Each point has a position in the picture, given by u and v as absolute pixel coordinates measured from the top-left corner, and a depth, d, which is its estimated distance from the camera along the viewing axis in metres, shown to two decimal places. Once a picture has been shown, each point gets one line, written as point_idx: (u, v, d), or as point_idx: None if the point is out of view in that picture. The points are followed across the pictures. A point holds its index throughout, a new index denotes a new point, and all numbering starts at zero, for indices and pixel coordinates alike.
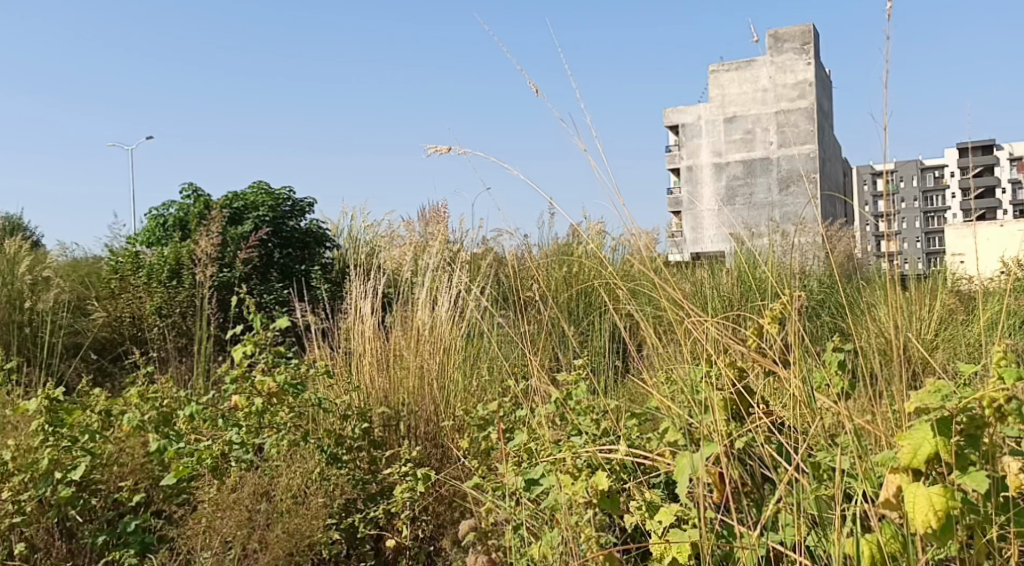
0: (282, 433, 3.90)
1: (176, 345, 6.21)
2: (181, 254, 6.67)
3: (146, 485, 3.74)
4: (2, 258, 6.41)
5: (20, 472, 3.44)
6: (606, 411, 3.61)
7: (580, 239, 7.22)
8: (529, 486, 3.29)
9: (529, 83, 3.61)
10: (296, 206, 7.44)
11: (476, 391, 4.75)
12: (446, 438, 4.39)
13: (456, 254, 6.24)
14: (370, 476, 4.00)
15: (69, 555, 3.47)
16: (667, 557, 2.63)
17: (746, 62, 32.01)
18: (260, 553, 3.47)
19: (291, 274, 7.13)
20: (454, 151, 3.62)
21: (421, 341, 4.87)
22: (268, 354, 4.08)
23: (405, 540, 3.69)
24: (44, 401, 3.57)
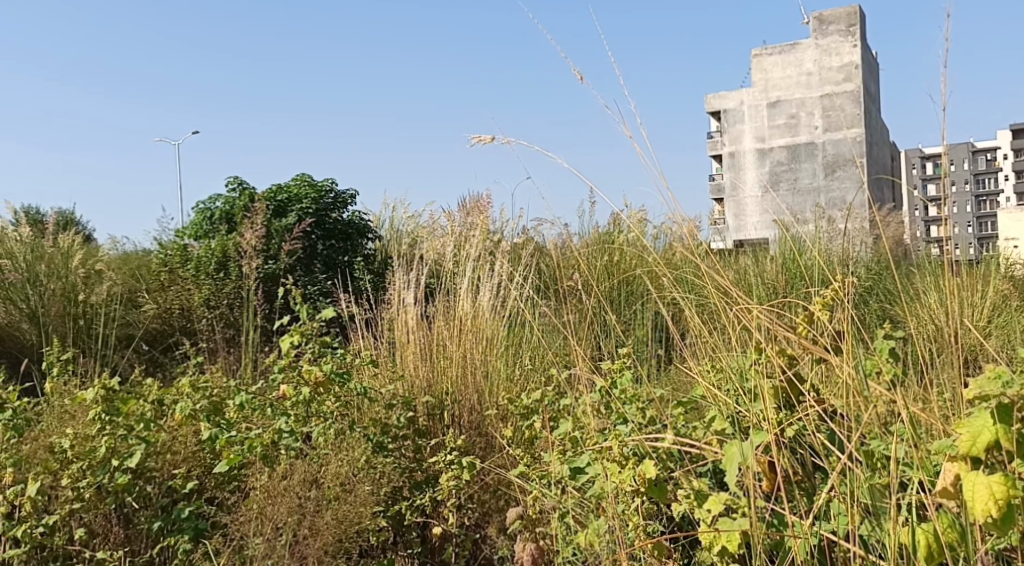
0: (329, 422, 3.95)
1: (224, 336, 6.31)
2: (227, 246, 6.74)
3: (199, 473, 3.81)
4: (56, 252, 6.56)
5: (79, 460, 3.52)
6: (651, 399, 3.61)
7: (622, 227, 7.20)
8: (575, 475, 3.31)
9: (573, 71, 3.60)
10: (337, 199, 7.46)
11: (519, 380, 4.76)
12: (491, 427, 4.41)
13: (498, 243, 6.25)
14: (415, 465, 4.03)
15: (125, 541, 3.57)
16: (716, 546, 2.62)
17: (790, 46, 31.58)
18: (310, 539, 3.52)
19: (334, 266, 7.18)
20: (497, 140, 3.63)
21: (464, 331, 4.89)
22: (314, 344, 4.12)
23: (451, 528, 3.72)
24: (100, 391, 3.65)
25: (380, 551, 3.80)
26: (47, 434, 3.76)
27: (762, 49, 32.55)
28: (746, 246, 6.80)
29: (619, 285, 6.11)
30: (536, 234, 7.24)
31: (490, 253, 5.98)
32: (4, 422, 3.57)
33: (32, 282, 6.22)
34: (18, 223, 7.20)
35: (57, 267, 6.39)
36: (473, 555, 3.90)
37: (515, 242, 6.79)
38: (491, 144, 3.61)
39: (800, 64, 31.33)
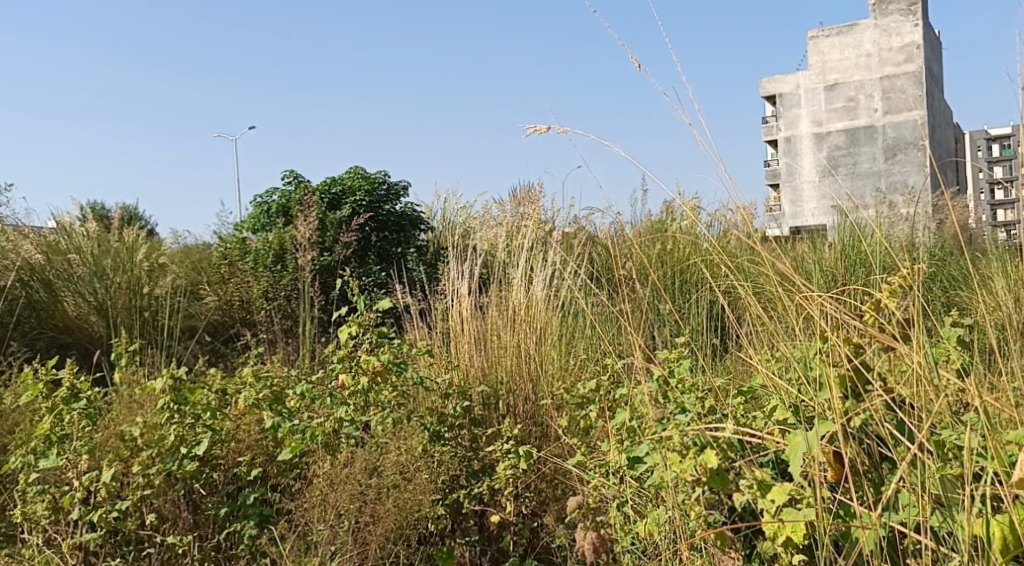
0: (386, 413, 4.00)
1: (282, 327, 6.42)
2: (284, 239, 6.82)
3: (262, 461, 3.90)
4: (121, 246, 6.73)
5: (149, 447, 3.61)
6: (708, 388, 3.59)
7: (676, 215, 7.14)
8: (634, 464, 3.28)
9: (632, 57, 3.56)
10: (391, 190, 7.48)
11: (573, 369, 4.76)
12: (546, 416, 4.42)
13: (552, 233, 6.24)
14: (471, 454, 4.02)
15: (193, 526, 3.65)
16: (780, 537, 2.62)
17: (849, 27, 30.97)
18: (370, 527, 3.61)
19: (388, 257, 7.24)
20: (554, 130, 3.63)
21: (518, 320, 4.88)
22: (372, 334, 4.16)
23: (510, 516, 3.74)
24: (168, 380, 3.70)
25: (438, 538, 3.82)
26: (118, 423, 3.87)
27: (819, 31, 31.99)
28: (803, 232, 6.71)
29: (674, 273, 6.05)
30: (589, 224, 7.21)
31: (543, 243, 5.98)
32: (79, 412, 3.67)
33: (99, 276, 6.42)
34: (84, 219, 7.39)
35: (122, 261, 6.56)
36: (532, 544, 3.91)
37: (567, 230, 6.75)
38: (548, 134, 3.62)
39: (858, 46, 30.74)
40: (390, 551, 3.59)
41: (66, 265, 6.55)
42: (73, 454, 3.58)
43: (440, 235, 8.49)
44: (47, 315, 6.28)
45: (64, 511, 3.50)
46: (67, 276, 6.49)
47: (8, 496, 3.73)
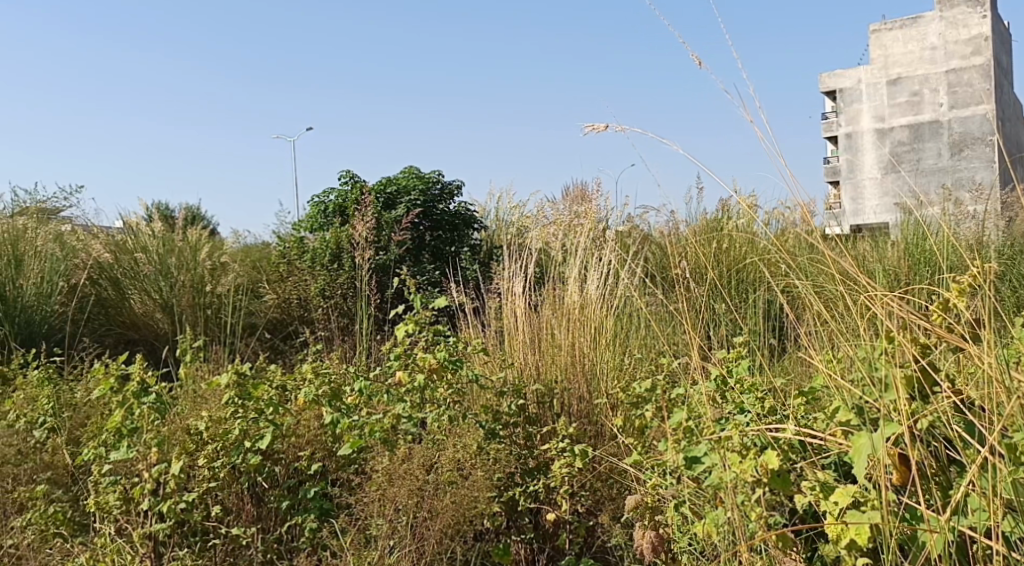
0: (443, 409, 4.00)
1: (339, 325, 6.50)
2: (341, 238, 6.76)
3: (321, 456, 3.97)
4: (185, 246, 6.89)
5: (214, 440, 3.70)
6: (767, 389, 3.55)
7: (732, 213, 7.07)
8: (692, 464, 3.23)
9: (692, 54, 3.52)
10: (444, 190, 7.50)
11: (628, 368, 4.74)
12: (602, 415, 4.42)
13: (607, 231, 6.20)
14: (526, 452, 4.03)
15: (257, 519, 3.79)
16: (844, 539, 2.59)
17: (912, 20, 30.34)
18: (430, 521, 3.65)
19: (442, 256, 7.28)
20: (611, 128, 3.63)
21: (573, 319, 4.87)
22: (428, 333, 4.19)
23: (565, 515, 3.75)
24: (233, 376, 3.79)
25: (493, 535, 3.83)
26: (184, 418, 3.97)
27: (882, 25, 31.39)
28: (864, 231, 6.60)
29: (731, 272, 5.99)
30: (643, 223, 7.15)
31: (598, 242, 5.96)
32: (149, 405, 3.72)
33: (164, 274, 6.57)
34: (150, 220, 7.57)
35: (186, 260, 6.71)
36: (587, 543, 3.93)
37: (622, 228, 6.67)
38: (606, 132, 3.61)
39: (923, 39, 30.07)
40: (447, 546, 3.65)
41: (133, 264, 6.72)
42: (143, 446, 3.66)
43: (493, 235, 8.51)
44: (116, 312, 6.50)
45: (133, 502, 3.58)
46: (134, 275, 6.66)
47: (81, 487, 3.85)
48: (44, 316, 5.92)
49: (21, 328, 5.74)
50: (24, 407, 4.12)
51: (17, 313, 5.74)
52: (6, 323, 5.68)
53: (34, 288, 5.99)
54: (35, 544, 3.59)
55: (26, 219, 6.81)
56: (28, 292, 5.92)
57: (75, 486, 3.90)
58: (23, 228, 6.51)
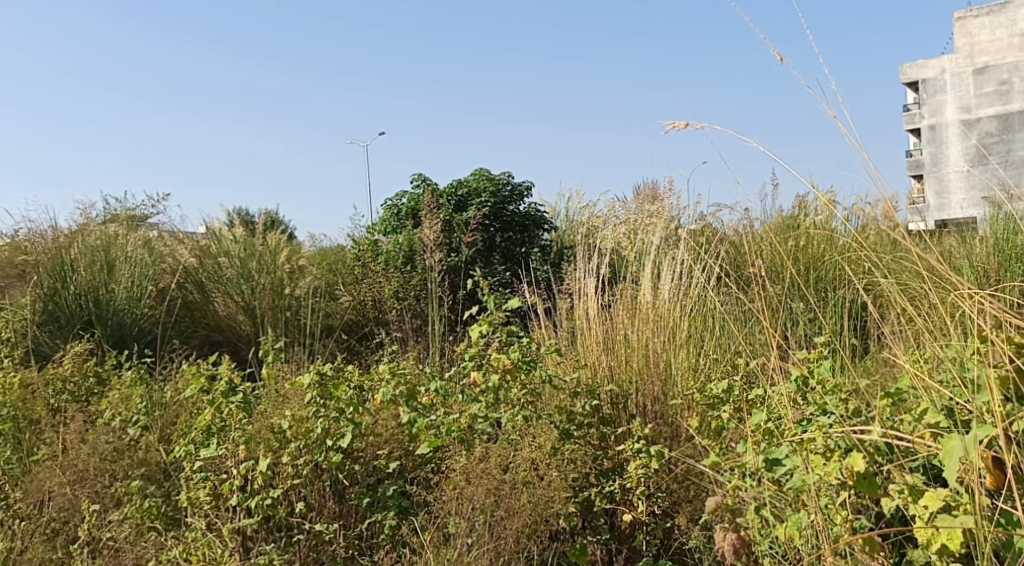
0: (517, 409, 4.00)
1: (413, 325, 6.58)
2: (413, 239, 6.96)
3: (399, 455, 4.02)
4: (266, 250, 7.05)
5: (297, 438, 3.80)
6: (851, 389, 3.46)
7: (809, 210, 6.94)
8: (773, 466, 3.22)
9: (774, 50, 3.49)
10: (514, 190, 7.51)
11: (703, 369, 4.68)
12: (677, 416, 4.39)
13: (681, 230, 6.12)
14: (600, 453, 4.01)
15: (338, 515, 3.84)
16: (935, 544, 2.53)
17: (999, 6, 29.36)
18: (507, 519, 3.68)
19: (512, 257, 7.27)
20: (691, 126, 3.60)
21: (646, 320, 4.81)
22: (502, 333, 4.19)
23: (640, 516, 3.74)
24: (315, 376, 3.87)
25: (569, 535, 3.83)
26: (268, 417, 4.02)
27: (967, 12, 30.54)
28: (951, 226, 6.41)
29: (809, 269, 5.86)
30: (717, 221, 7.05)
31: (672, 241, 5.90)
32: (236, 404, 3.85)
33: (246, 277, 6.77)
34: (232, 224, 7.77)
35: (266, 264, 6.87)
36: (665, 544, 3.90)
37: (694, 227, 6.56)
38: (686, 130, 3.58)
39: (1011, 26, 29.10)
40: (524, 545, 3.67)
41: (217, 267, 6.93)
42: (231, 443, 3.77)
43: (564, 235, 8.48)
44: (200, 315, 6.71)
45: (222, 498, 3.72)
46: (217, 278, 6.87)
47: (173, 483, 3.98)
48: (134, 319, 6.14)
49: (113, 331, 5.97)
50: (119, 407, 4.25)
51: (109, 315, 5.98)
52: (99, 327, 5.91)
53: (125, 291, 6.21)
54: (131, 536, 3.71)
55: (117, 226, 7.07)
56: (120, 296, 6.15)
57: (167, 481, 4.02)
58: (114, 234, 6.77)
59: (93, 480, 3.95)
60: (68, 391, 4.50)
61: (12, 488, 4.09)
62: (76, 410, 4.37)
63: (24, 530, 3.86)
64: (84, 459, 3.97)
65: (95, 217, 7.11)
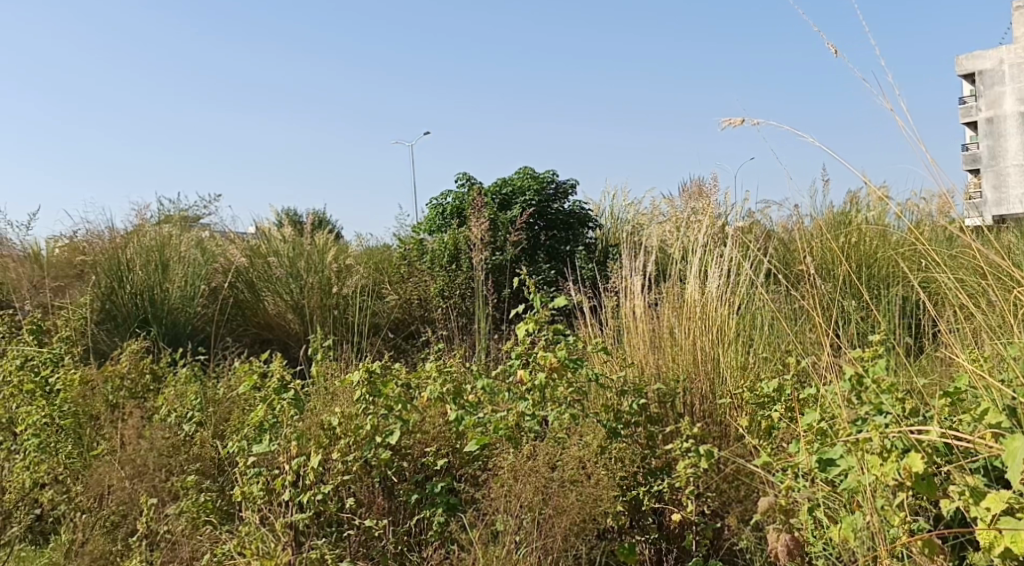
0: (564, 408, 3.99)
1: (459, 323, 6.60)
2: (458, 238, 6.88)
3: (446, 452, 4.03)
4: (314, 249, 7.12)
5: (347, 436, 3.82)
6: (907, 389, 3.39)
7: (860, 207, 6.82)
8: (826, 466, 3.19)
9: (829, 44, 3.46)
10: (559, 189, 7.49)
11: (752, 367, 4.63)
12: (726, 415, 4.35)
13: (728, 226, 6.01)
14: (648, 452, 3.98)
15: (388, 511, 3.88)
16: (998, 547, 2.48)
17: None
18: (557, 517, 3.67)
19: (557, 256, 7.25)
20: (746, 122, 3.56)
21: (692, 317, 4.72)
22: (548, 331, 4.13)
23: (690, 516, 3.68)
24: (364, 373, 3.88)
25: (616, 533, 3.81)
26: (318, 414, 4.09)
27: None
28: (1009, 222, 6.26)
29: (861, 266, 5.76)
30: (765, 218, 6.96)
31: (719, 238, 5.79)
32: (288, 400, 3.92)
33: (295, 277, 6.84)
34: (282, 225, 7.86)
35: (314, 263, 6.94)
36: (715, 545, 3.84)
37: (742, 225, 6.39)
38: (742, 126, 3.54)
39: None
40: (572, 544, 3.66)
41: (266, 267, 7.02)
42: (284, 440, 3.82)
43: (609, 233, 8.43)
44: (251, 313, 6.79)
45: (275, 493, 3.75)
46: (268, 277, 6.97)
47: (228, 478, 4.03)
48: (189, 318, 6.25)
49: (167, 329, 6.09)
50: (174, 404, 4.33)
51: (165, 315, 6.11)
52: (155, 325, 6.02)
53: (178, 291, 6.33)
54: (187, 530, 3.78)
55: (171, 227, 7.20)
56: (174, 295, 6.27)
57: (222, 476, 4.08)
58: (168, 235, 6.91)
59: (152, 474, 4.03)
60: (125, 388, 4.55)
61: (73, 482, 4.22)
62: (134, 406, 4.42)
63: (85, 523, 3.99)
64: (144, 454, 4.05)
65: (150, 218, 7.24)
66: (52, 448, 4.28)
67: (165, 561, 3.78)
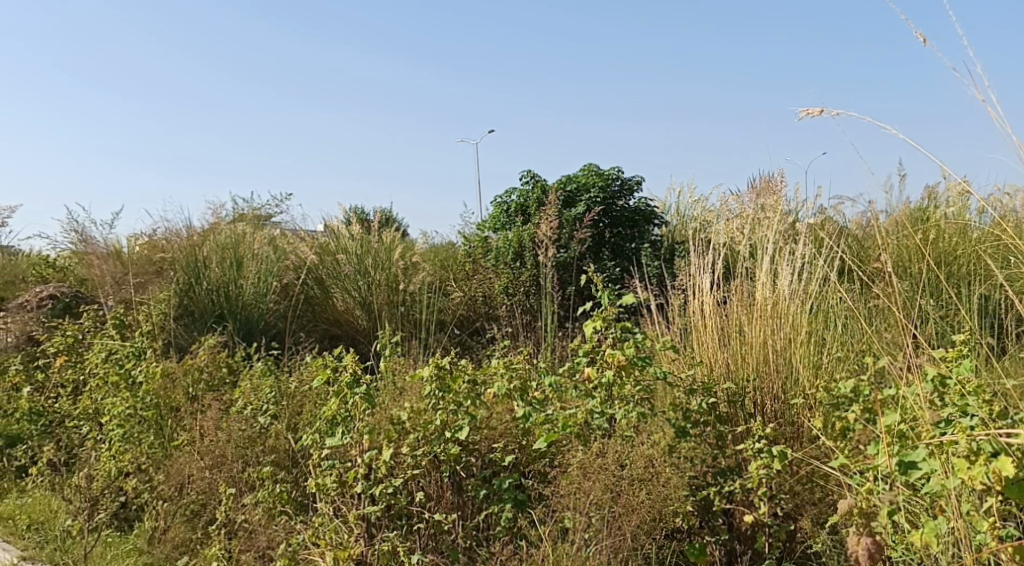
0: (631, 406, 3.91)
1: (523, 321, 6.61)
2: (523, 236, 6.84)
3: (514, 449, 4.01)
4: (381, 246, 7.18)
5: (416, 431, 3.86)
6: (994, 391, 3.28)
7: (938, 203, 6.63)
8: (908, 469, 3.12)
9: (917, 32, 3.26)
10: (625, 185, 7.38)
11: (825, 367, 4.52)
12: (799, 415, 4.28)
13: (800, 223, 5.89)
14: (718, 452, 3.88)
15: (456, 506, 3.89)
16: None
17: None
18: (626, 515, 3.66)
19: (622, 253, 7.20)
20: (827, 113, 3.41)
21: (764, 316, 4.57)
22: (616, 329, 4.04)
23: (763, 517, 3.58)
24: (434, 368, 3.90)
25: (686, 534, 3.76)
26: (387, 409, 4.13)
27: None
28: None
29: (940, 264, 5.60)
30: (838, 215, 6.79)
31: (790, 235, 5.66)
32: (360, 396, 3.92)
33: (363, 273, 6.90)
34: (350, 222, 7.94)
35: (382, 260, 6.98)
36: (789, 547, 3.78)
37: (814, 221, 6.22)
38: (821, 118, 3.40)
39: None
40: (642, 543, 3.65)
41: (335, 264, 7.05)
42: (356, 433, 3.87)
43: (675, 230, 8.33)
44: (321, 310, 6.94)
45: (348, 485, 3.80)
46: (336, 274, 7.01)
47: (302, 469, 4.09)
48: (261, 314, 6.41)
49: (242, 324, 6.28)
50: (250, 397, 4.40)
51: (239, 310, 6.30)
52: (229, 321, 6.22)
53: (252, 287, 6.47)
54: (263, 519, 3.88)
55: (245, 225, 7.34)
56: (247, 291, 6.43)
57: (296, 468, 4.14)
58: (242, 233, 7.04)
59: (230, 464, 4.12)
60: (205, 382, 4.67)
61: (155, 471, 4.32)
62: (212, 399, 4.53)
63: (167, 511, 4.14)
64: (221, 445, 4.15)
65: (225, 216, 7.40)
66: (135, 437, 4.43)
67: (241, 550, 3.85)
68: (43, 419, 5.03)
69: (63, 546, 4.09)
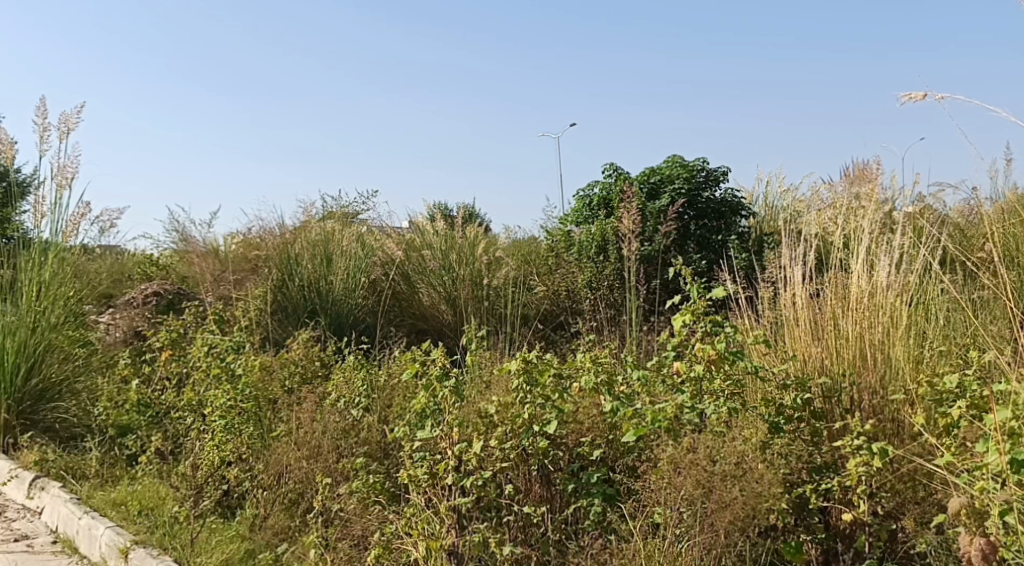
0: (722, 401, 3.86)
1: (608, 316, 6.56)
2: (606, 230, 6.80)
3: (602, 443, 3.98)
4: (466, 241, 7.21)
5: (504, 424, 3.88)
6: None
7: None
8: (1021, 467, 3.00)
9: None
10: (710, 176, 7.24)
11: (927, 360, 4.34)
12: (900, 412, 4.13)
13: (896, 213, 5.70)
14: (813, 448, 3.75)
15: (545, 499, 3.89)
16: None
17: None
18: (719, 512, 3.56)
19: (708, 246, 7.09)
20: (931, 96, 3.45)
21: (859, 306, 4.45)
22: (706, 322, 3.97)
23: (862, 515, 3.51)
24: (520, 361, 3.92)
25: (780, 532, 3.64)
26: (475, 403, 4.17)
27: None
28: None
29: None
30: (938, 204, 6.54)
31: (886, 225, 5.48)
32: (449, 388, 3.93)
33: (447, 268, 6.93)
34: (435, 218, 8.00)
35: (466, 256, 6.99)
36: (890, 547, 3.67)
37: (913, 210, 5.99)
38: (924, 101, 3.43)
39: None
40: (735, 540, 3.56)
41: (421, 260, 7.12)
42: (446, 426, 3.87)
43: (763, 222, 8.15)
44: (408, 304, 6.99)
45: (438, 476, 3.81)
46: (423, 269, 7.07)
47: (394, 461, 4.15)
48: (351, 308, 6.55)
49: (333, 319, 6.43)
50: (343, 389, 4.48)
51: (330, 306, 6.46)
52: (321, 315, 6.41)
53: (342, 283, 6.61)
54: (358, 509, 3.94)
55: (334, 222, 7.46)
56: (337, 287, 6.58)
57: (388, 459, 4.21)
58: (331, 230, 7.16)
59: (325, 455, 4.23)
60: (299, 374, 4.87)
61: (255, 460, 4.43)
62: (308, 391, 4.66)
63: (266, 499, 4.25)
64: (318, 436, 4.26)
65: (315, 215, 7.52)
66: (237, 429, 4.48)
67: (338, 538, 3.94)
68: (151, 410, 5.22)
69: (170, 531, 4.21)
